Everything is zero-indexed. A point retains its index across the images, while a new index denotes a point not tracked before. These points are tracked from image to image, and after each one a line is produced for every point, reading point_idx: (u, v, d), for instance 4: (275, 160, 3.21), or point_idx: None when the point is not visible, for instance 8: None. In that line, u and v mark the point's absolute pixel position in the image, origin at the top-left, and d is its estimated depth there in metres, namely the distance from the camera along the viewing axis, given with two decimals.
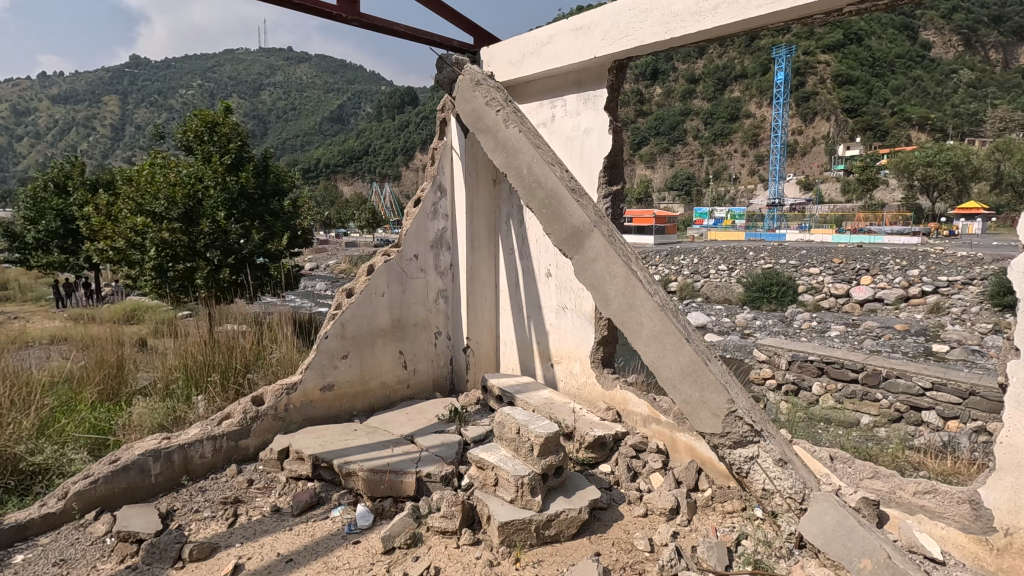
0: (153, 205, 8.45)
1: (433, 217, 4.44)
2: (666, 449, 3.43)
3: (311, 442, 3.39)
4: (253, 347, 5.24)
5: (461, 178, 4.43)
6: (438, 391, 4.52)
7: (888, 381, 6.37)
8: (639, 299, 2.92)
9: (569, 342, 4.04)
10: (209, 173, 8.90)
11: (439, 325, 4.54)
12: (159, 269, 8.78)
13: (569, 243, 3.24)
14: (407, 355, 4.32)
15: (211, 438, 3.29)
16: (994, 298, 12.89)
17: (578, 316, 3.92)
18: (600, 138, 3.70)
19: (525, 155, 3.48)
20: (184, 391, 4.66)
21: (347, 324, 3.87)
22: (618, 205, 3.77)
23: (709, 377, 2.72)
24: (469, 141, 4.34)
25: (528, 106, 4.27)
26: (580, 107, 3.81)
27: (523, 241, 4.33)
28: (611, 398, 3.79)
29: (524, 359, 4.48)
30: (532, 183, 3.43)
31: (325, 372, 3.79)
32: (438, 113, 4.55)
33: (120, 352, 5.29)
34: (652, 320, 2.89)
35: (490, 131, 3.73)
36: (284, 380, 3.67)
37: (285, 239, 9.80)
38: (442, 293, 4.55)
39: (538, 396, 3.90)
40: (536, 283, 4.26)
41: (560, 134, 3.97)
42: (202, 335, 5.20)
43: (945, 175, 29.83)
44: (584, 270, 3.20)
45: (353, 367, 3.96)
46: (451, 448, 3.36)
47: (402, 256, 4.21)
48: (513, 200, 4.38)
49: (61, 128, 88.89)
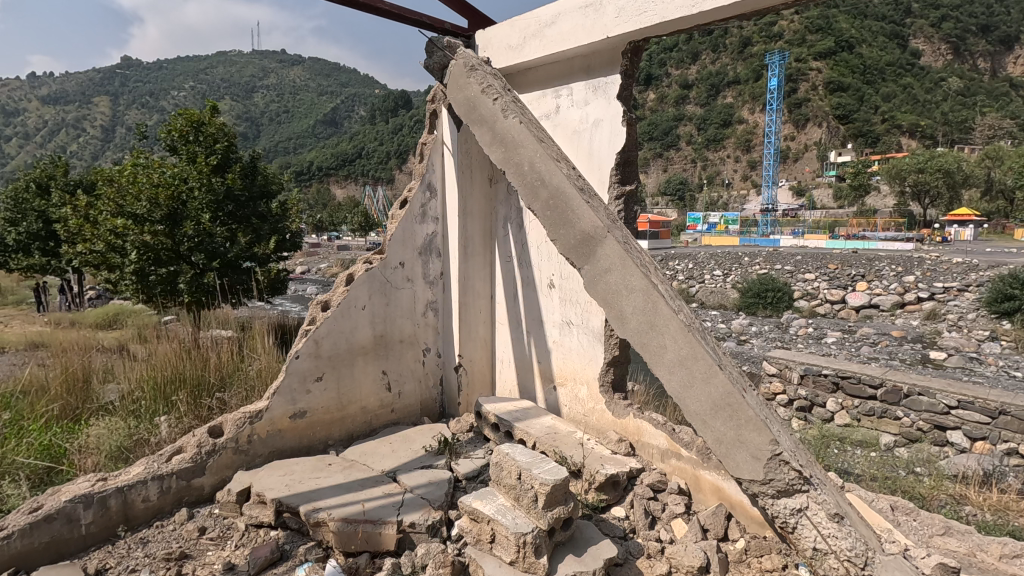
0: (134, 206, 8.02)
1: (421, 219, 3.94)
2: (688, 488, 2.96)
3: (276, 481, 2.91)
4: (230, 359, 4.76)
5: (453, 177, 3.94)
6: (426, 416, 4.00)
7: (909, 398, 5.95)
8: (663, 315, 2.51)
9: (574, 362, 3.55)
10: (195, 174, 8.34)
11: (427, 341, 4.02)
12: (142, 274, 8.28)
13: (578, 251, 2.81)
14: (391, 376, 3.81)
15: (157, 478, 2.80)
16: (990, 304, 12.43)
17: (586, 333, 3.45)
18: (613, 130, 3.23)
19: (527, 151, 3.04)
20: (150, 411, 4.17)
21: (322, 341, 3.39)
22: (632, 207, 3.29)
23: (749, 414, 2.29)
24: (463, 135, 3.86)
25: (528, 96, 3.78)
26: (588, 96, 3.35)
27: (522, 248, 3.87)
28: (623, 427, 3.29)
29: (523, 379, 3.98)
30: (533, 181, 3.00)
31: (296, 396, 3.30)
32: (428, 103, 4.07)
33: (86, 360, 4.80)
34: (678, 342, 2.47)
35: (487, 122, 3.27)
36: (247, 406, 3.18)
37: (273, 243, 9.24)
38: (431, 305, 4.05)
39: (540, 424, 3.40)
40: (538, 295, 3.79)
41: (565, 127, 3.50)
42: (176, 347, 4.70)
43: (936, 181, 29.68)
44: (595, 283, 2.77)
45: (329, 391, 3.46)
46: (439, 489, 2.89)
47: (386, 264, 3.71)
48: (512, 201, 3.91)
49: (51, 130, 88.26)
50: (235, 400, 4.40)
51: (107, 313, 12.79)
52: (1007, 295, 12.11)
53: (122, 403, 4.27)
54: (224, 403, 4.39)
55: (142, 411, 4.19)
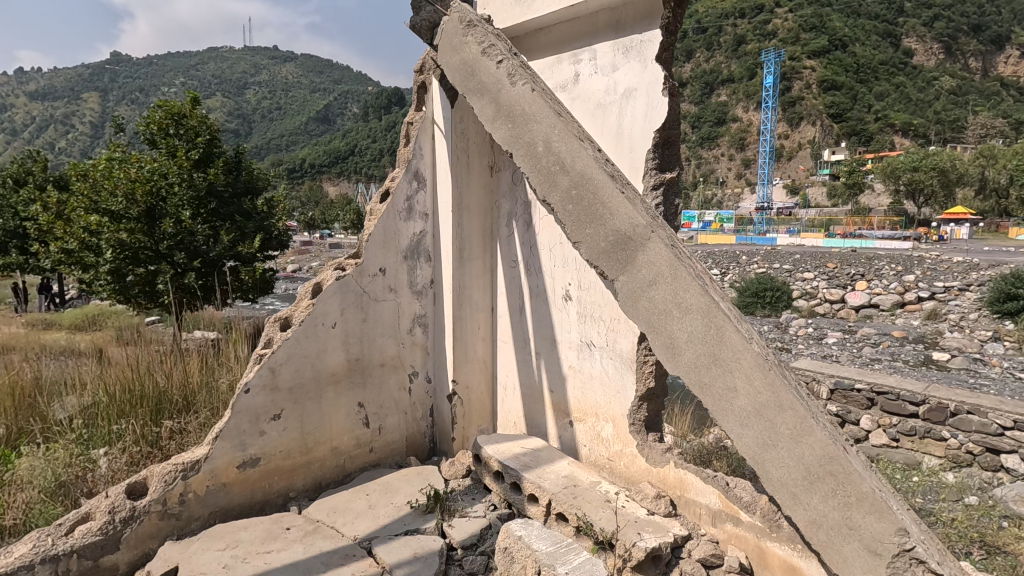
0: (109, 203, 7.05)
1: (407, 216, 3.22)
2: (751, 563, 2.25)
3: (213, 561, 2.20)
4: (201, 373, 4.01)
5: (445, 165, 3.23)
6: (412, 455, 3.30)
7: (957, 418, 5.25)
8: (732, 346, 1.84)
9: (597, 394, 2.87)
10: (174, 169, 7.33)
11: (414, 363, 3.31)
12: (117, 274, 7.38)
13: (610, 256, 2.15)
14: (370, 409, 3.09)
15: (50, 560, 2.06)
16: (993, 304, 11.81)
17: (612, 359, 2.77)
18: (650, 101, 2.53)
19: (542, 125, 2.36)
20: (99, 438, 3.39)
21: (280, 370, 2.68)
22: (673, 198, 2.58)
23: (864, 490, 1.62)
24: (459, 112, 3.14)
25: (539, 63, 3.06)
26: (617, 59, 2.65)
27: (530, 251, 3.18)
28: (661, 479, 2.58)
29: (530, 409, 3.28)
30: (550, 165, 2.33)
31: (246, 441, 2.59)
32: (415, 74, 3.36)
33: (33, 374, 4.05)
34: (754, 385, 1.81)
35: (488, 91, 2.58)
36: (181, 456, 2.46)
37: (259, 240, 8.11)
38: (419, 319, 3.34)
39: (555, 474, 2.68)
40: (549, 309, 3.10)
41: (586, 100, 2.81)
42: (136, 361, 3.96)
43: (930, 180, 29.06)
44: (634, 300, 2.10)
45: (290, 431, 2.75)
46: (426, 570, 2.19)
47: (362, 272, 2.99)
48: (518, 193, 3.21)
49: (38, 125, 86.85)
50: (200, 427, 3.57)
51: (86, 315, 11.97)
52: (1010, 294, 11.51)
53: (66, 429, 3.51)
54: (184, 428, 3.56)
55: (91, 437, 3.42)
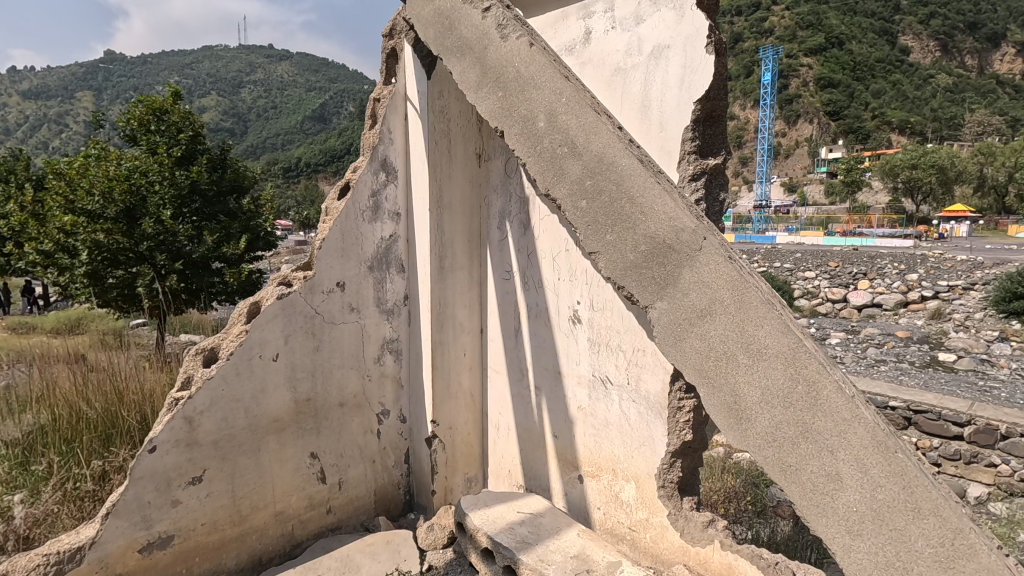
0: (85, 202, 5.96)
1: (372, 217, 2.58)
2: None
3: None
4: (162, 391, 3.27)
5: (421, 152, 2.59)
6: (381, 513, 2.66)
7: (1009, 442, 4.29)
8: (833, 415, 1.23)
9: (615, 445, 2.24)
10: (155, 166, 6.25)
11: (384, 399, 2.69)
12: (94, 276, 6.28)
13: (644, 271, 1.52)
14: (328, 459, 2.46)
15: None
16: (998, 303, 11.18)
17: (634, 401, 2.15)
18: (688, 61, 1.90)
19: (544, 91, 1.73)
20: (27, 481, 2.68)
21: (201, 421, 2.05)
22: (717, 191, 1.95)
23: None
24: (439, 85, 2.51)
25: (539, 21, 2.43)
26: (642, 8, 2.03)
27: (527, 259, 2.55)
28: (702, 562, 1.82)
29: (528, 454, 2.64)
30: (556, 147, 1.70)
31: (153, 516, 1.95)
32: (383, 39, 2.74)
33: None
34: (871, 471, 1.19)
35: (471, 50, 1.95)
36: (63, 539, 1.84)
37: (247, 240, 6.78)
38: (390, 345, 2.71)
39: (561, 553, 2.03)
40: (551, 333, 2.48)
41: (600, 64, 2.19)
42: (80, 382, 3.23)
43: (930, 177, 28.48)
44: (678, 337, 1.46)
45: (218, 497, 2.12)
46: None
47: (313, 288, 2.36)
48: (512, 187, 2.58)
49: (28, 124, 85.71)
50: None
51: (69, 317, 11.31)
52: (1015, 293, 10.90)
53: None
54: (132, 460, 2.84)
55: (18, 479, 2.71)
